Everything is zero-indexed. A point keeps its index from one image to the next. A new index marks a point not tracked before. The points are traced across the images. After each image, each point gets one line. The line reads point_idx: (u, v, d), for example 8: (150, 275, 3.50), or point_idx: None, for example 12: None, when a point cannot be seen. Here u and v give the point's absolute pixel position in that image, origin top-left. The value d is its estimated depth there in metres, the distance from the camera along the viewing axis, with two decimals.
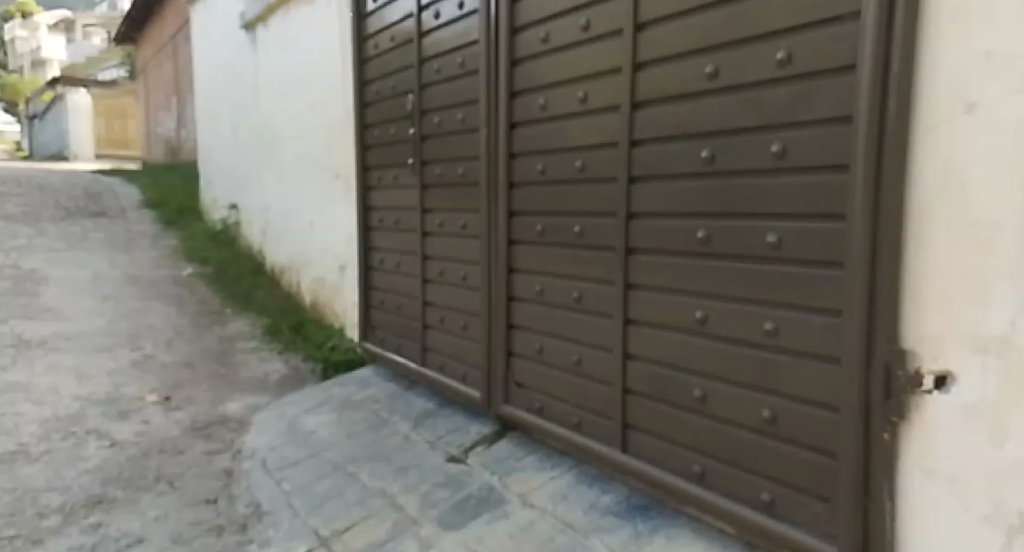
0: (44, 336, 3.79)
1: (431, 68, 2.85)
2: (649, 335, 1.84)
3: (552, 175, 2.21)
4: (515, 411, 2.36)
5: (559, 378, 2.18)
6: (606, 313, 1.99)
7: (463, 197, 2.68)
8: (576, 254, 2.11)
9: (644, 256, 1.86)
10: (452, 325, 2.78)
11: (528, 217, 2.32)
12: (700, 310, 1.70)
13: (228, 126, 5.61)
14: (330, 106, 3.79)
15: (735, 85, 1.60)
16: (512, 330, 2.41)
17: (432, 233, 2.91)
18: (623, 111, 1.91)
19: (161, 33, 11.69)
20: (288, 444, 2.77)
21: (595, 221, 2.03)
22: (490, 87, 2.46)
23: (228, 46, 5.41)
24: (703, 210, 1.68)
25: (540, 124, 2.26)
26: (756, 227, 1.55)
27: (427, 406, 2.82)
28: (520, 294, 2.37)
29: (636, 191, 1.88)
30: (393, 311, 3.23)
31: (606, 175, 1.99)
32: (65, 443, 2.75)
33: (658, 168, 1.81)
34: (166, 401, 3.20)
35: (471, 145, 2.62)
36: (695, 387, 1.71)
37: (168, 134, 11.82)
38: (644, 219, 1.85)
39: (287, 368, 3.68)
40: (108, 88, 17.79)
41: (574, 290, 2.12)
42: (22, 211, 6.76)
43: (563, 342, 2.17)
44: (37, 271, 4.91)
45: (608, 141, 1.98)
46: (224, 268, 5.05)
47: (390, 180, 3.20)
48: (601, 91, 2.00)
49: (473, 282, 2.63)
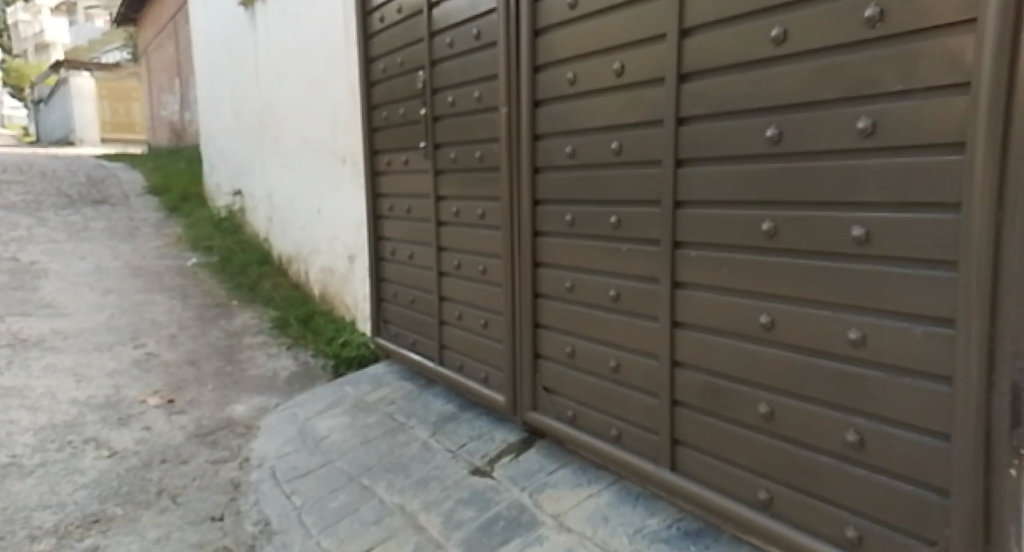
0: (42, 334, 3.61)
1: (443, 42, 2.60)
2: (703, 341, 1.62)
3: (583, 158, 1.97)
4: (544, 419, 2.15)
5: (594, 384, 1.97)
6: (649, 315, 1.77)
7: (482, 184, 2.44)
8: (613, 248, 1.88)
9: (695, 250, 1.63)
10: (471, 323, 2.57)
11: (555, 205, 2.09)
12: (765, 314, 1.47)
13: (229, 110, 5.38)
14: (334, 87, 3.55)
15: (809, 50, 1.36)
16: (539, 331, 2.19)
17: (447, 223, 2.69)
18: (668, 83, 1.67)
19: (162, 15, 11.44)
20: (298, 452, 2.58)
21: (635, 210, 1.80)
22: (510, 61, 2.21)
23: (226, 25, 5.16)
24: (769, 198, 1.45)
25: (567, 101, 2.02)
26: (839, 218, 1.32)
27: (446, 409, 2.62)
28: (547, 291, 2.15)
29: (685, 175, 1.64)
30: (407, 306, 3.02)
31: (647, 157, 1.75)
32: (61, 454, 2.57)
33: (712, 149, 1.57)
34: (169, 404, 3.01)
35: (490, 126, 2.38)
36: (760, 403, 1.50)
37: (172, 117, 11.61)
38: (694, 208, 1.62)
39: (296, 364, 3.49)
40: (110, 71, 17.53)
41: (611, 288, 1.90)
42: (24, 200, 6.59)
43: (597, 344, 1.95)
44: (36, 263, 4.73)
45: (650, 119, 1.74)
46: (231, 257, 4.85)
47: (400, 164, 2.97)
48: (640, 61, 1.76)
49: (495, 276, 2.41)
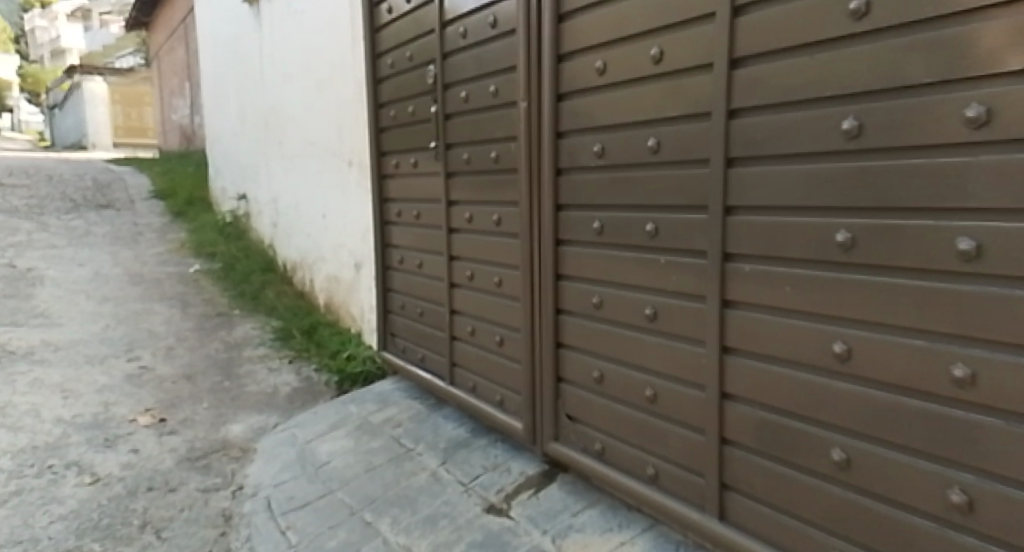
0: (31, 347, 3.42)
1: (456, 32, 2.38)
2: (758, 371, 1.39)
3: (613, 157, 1.74)
4: (567, 450, 1.92)
5: (626, 415, 1.73)
6: (693, 338, 1.54)
7: (498, 187, 2.22)
8: (648, 260, 1.65)
9: (750, 264, 1.40)
10: (485, 339, 2.34)
11: (580, 211, 1.87)
12: (840, 342, 1.24)
13: (234, 111, 5.20)
14: (341, 85, 3.35)
15: (899, 23, 1.12)
16: (561, 351, 1.96)
17: (459, 230, 2.46)
18: (717, 69, 1.43)
19: (173, 18, 11.36)
20: (296, 479, 2.36)
21: (675, 216, 1.57)
22: (530, 51, 1.98)
23: (232, 23, 4.99)
24: (844, 202, 1.22)
25: (595, 94, 1.79)
26: (938, 228, 1.09)
27: (457, 433, 2.40)
28: (571, 306, 1.92)
29: (738, 175, 1.41)
30: (415, 318, 2.80)
31: (691, 155, 1.52)
32: (39, 480, 2.36)
33: (772, 145, 1.34)
34: (160, 424, 2.80)
35: (507, 123, 2.16)
36: (833, 448, 1.27)
37: (182, 121, 11.51)
38: (749, 214, 1.40)
39: (298, 379, 3.27)
40: (125, 75, 17.51)
41: (646, 306, 1.66)
42: (27, 204, 6.44)
43: (629, 370, 1.72)
44: (33, 270, 4.55)
45: (694, 111, 1.51)
46: (234, 265, 4.65)
47: (409, 166, 2.76)
48: (681, 46, 1.52)
49: (512, 289, 2.19)
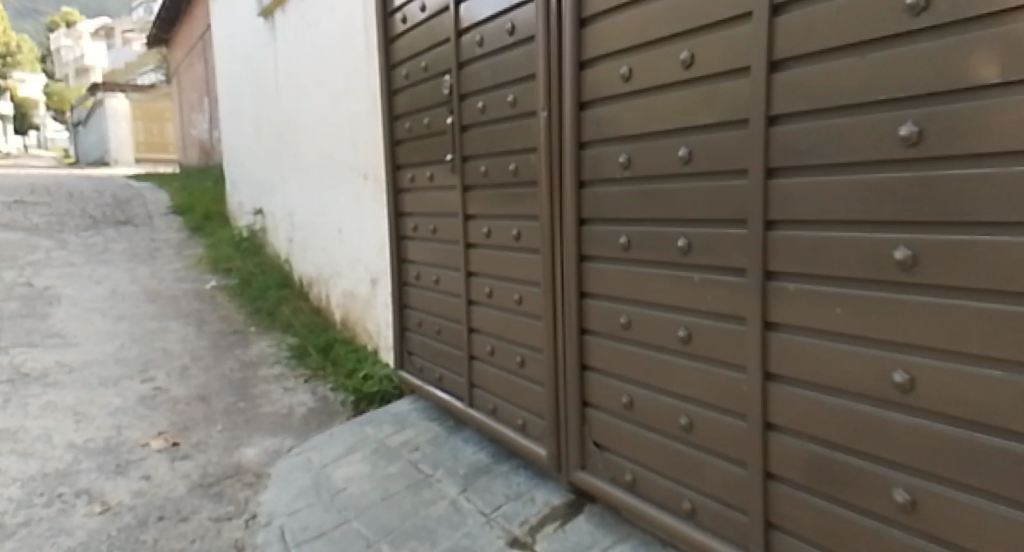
0: (45, 368, 3.37)
1: (471, 41, 2.29)
2: (804, 399, 1.28)
3: (640, 168, 1.64)
4: (595, 480, 1.81)
5: (658, 444, 1.62)
6: (732, 363, 1.42)
7: (517, 201, 2.12)
8: (681, 277, 1.54)
9: (794, 282, 1.29)
10: (505, 360, 2.24)
11: (605, 225, 1.76)
12: (900, 371, 1.12)
13: (250, 126, 5.16)
14: (355, 97, 3.27)
15: (965, 17, 1.01)
16: (586, 374, 1.85)
17: (477, 245, 2.37)
18: (755, 73, 1.32)
19: (192, 34, 11.45)
20: (311, 507, 2.26)
21: (710, 230, 1.46)
22: (550, 59, 1.88)
23: (247, 37, 4.95)
24: (903, 215, 1.10)
25: (620, 102, 1.68)
26: (1015, 245, 0.97)
27: (478, 458, 2.30)
28: (596, 327, 1.81)
29: (779, 187, 1.30)
30: (432, 336, 2.71)
31: (727, 165, 1.41)
32: (48, 510, 2.28)
33: (817, 153, 1.23)
34: (173, 448, 2.73)
35: (525, 134, 2.06)
36: (895, 488, 1.15)
37: (201, 136, 11.59)
38: (792, 229, 1.28)
39: (314, 398, 3.19)
40: (147, 92, 17.74)
41: (679, 327, 1.55)
42: (47, 221, 6.47)
43: (661, 396, 1.61)
44: (50, 289, 4.53)
45: (729, 118, 1.39)
46: (250, 281, 4.59)
47: (424, 179, 2.67)
48: (714, 49, 1.42)
49: (534, 307, 2.08)
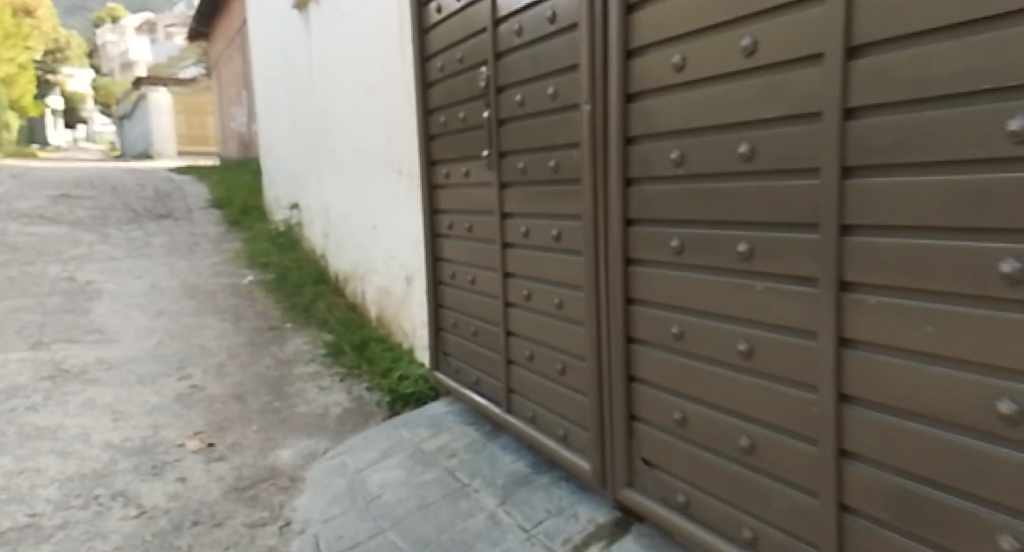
0: (85, 365, 3.38)
1: (509, 30, 2.17)
2: (887, 426, 1.15)
3: (694, 166, 1.51)
4: (644, 499, 1.70)
5: (716, 464, 1.50)
6: (801, 383, 1.29)
7: (558, 199, 2.00)
8: (741, 286, 1.41)
9: (874, 295, 1.16)
10: (545, 365, 2.13)
11: (654, 227, 1.63)
12: (1005, 401, 0.98)
13: (286, 119, 5.13)
14: (389, 90, 3.19)
15: None
16: (634, 386, 1.73)
17: (514, 245, 2.26)
18: (829, 62, 1.18)
19: (230, 28, 11.54)
20: (346, 514, 2.20)
21: (776, 235, 1.32)
22: (594, 48, 1.75)
23: (281, 30, 4.91)
24: (1010, 223, 0.96)
25: (672, 94, 1.55)
26: None
27: (517, 466, 2.21)
28: (644, 336, 1.69)
29: (857, 188, 1.16)
30: (469, 338, 2.62)
31: (795, 164, 1.27)
32: (85, 512, 2.26)
33: (903, 151, 1.09)
34: (209, 449, 2.70)
35: (567, 129, 1.94)
36: (998, 533, 1.01)
37: (239, 128, 11.70)
38: (873, 236, 1.15)
39: (349, 398, 3.14)
40: (188, 85, 18.03)
41: (740, 340, 1.42)
42: (91, 215, 6.58)
43: (718, 414, 1.49)
44: (92, 283, 4.58)
45: (798, 111, 1.26)
46: (286, 276, 4.57)
47: (460, 175, 2.57)
48: (780, 34, 1.28)
49: (575, 312, 1.97)
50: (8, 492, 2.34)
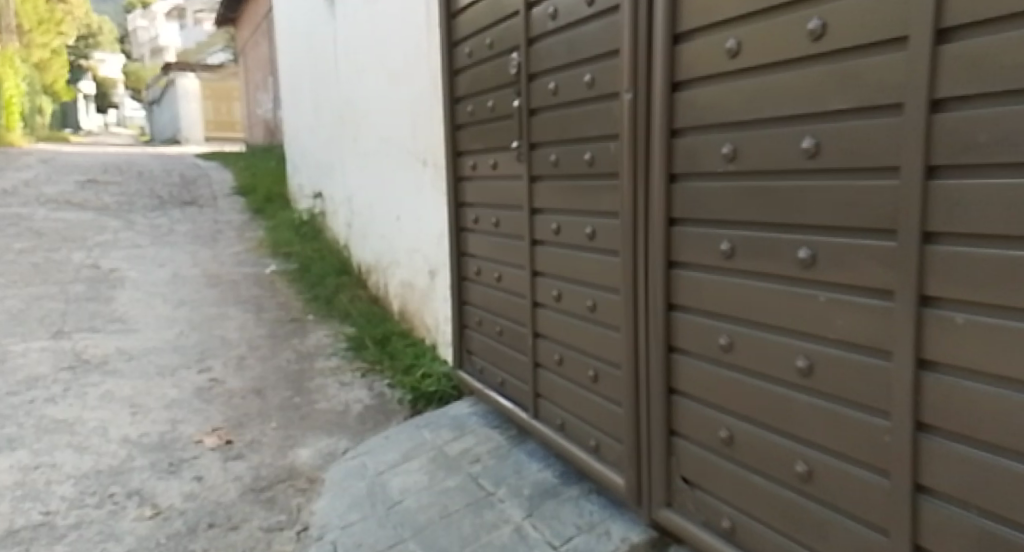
0: (105, 355, 3.34)
1: (544, 13, 2.03)
2: (973, 463, 1.01)
3: (749, 162, 1.37)
4: (683, 521, 1.59)
5: (765, 490, 1.38)
6: (871, 407, 1.16)
7: (594, 195, 1.87)
8: (801, 296, 1.27)
9: (963, 313, 1.01)
10: (575, 370, 2.01)
11: (700, 228, 1.50)
12: None
13: (310, 106, 5.05)
14: (415, 77, 3.07)
15: None
16: (674, 399, 1.61)
17: (544, 242, 2.14)
18: (914, 47, 1.03)
19: (256, 14, 11.50)
20: (365, 520, 2.11)
21: (844, 241, 1.18)
22: (638, 34, 1.62)
23: (306, 15, 4.81)
24: None
25: (725, 82, 1.41)
26: None
27: (544, 476, 2.10)
28: (687, 346, 1.56)
29: (944, 191, 1.02)
30: (494, 337, 2.51)
31: (869, 163, 1.12)
32: (99, 511, 2.20)
33: (1005, 150, 0.94)
34: (227, 447, 2.63)
35: (605, 120, 1.80)
36: None
37: (265, 115, 11.67)
38: (963, 246, 1.00)
39: (370, 395, 3.05)
40: (215, 71, 18.10)
41: (798, 356, 1.29)
42: (117, 201, 6.58)
43: (770, 435, 1.36)
44: (115, 271, 4.55)
45: (875, 102, 1.11)
46: (309, 266, 4.50)
47: (487, 167, 2.45)
48: (855, 16, 1.13)
49: (610, 316, 1.84)
50: (22, 489, 2.29)
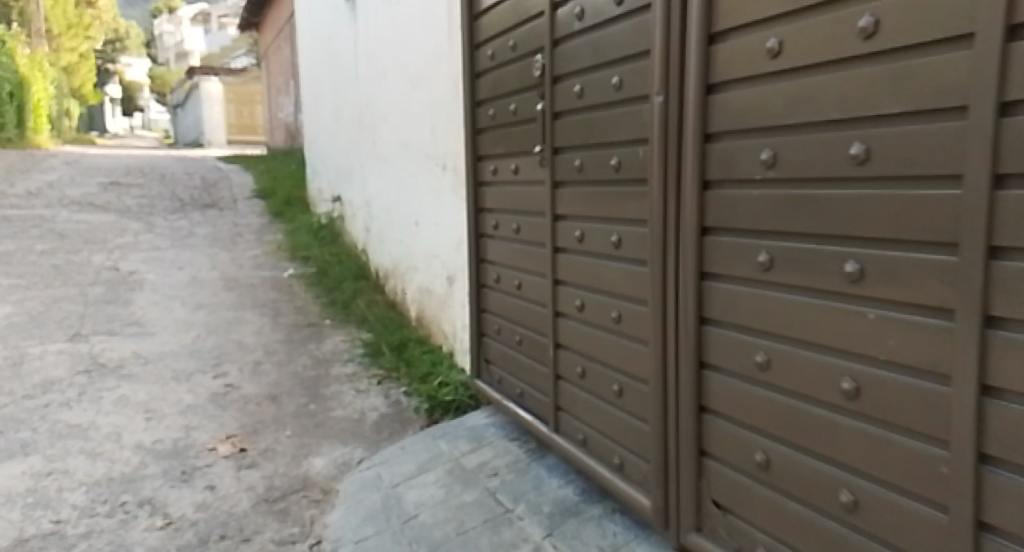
0: (122, 359, 3.32)
1: (569, 13, 1.96)
2: None
3: (789, 169, 1.28)
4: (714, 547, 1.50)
5: (805, 519, 1.29)
6: (926, 435, 1.07)
7: (620, 203, 1.79)
8: (847, 313, 1.18)
9: None
10: (598, 383, 1.94)
11: (736, 238, 1.42)
12: None
13: (330, 110, 5.02)
14: (435, 80, 3.02)
15: None
16: (705, 418, 1.52)
17: (567, 250, 2.06)
18: (980, 44, 0.95)
19: (279, 18, 11.56)
20: (379, 535, 2.04)
21: (897, 254, 1.09)
22: (671, 34, 1.54)
23: (327, 19, 4.78)
24: None
25: (766, 83, 1.33)
26: None
27: (565, 492, 2.02)
28: (720, 362, 1.48)
29: (1014, 201, 0.92)
30: (513, 347, 2.43)
31: (927, 169, 1.04)
32: (110, 521, 2.16)
33: None
34: (240, 455, 2.58)
35: (633, 124, 1.73)
36: None
37: (287, 118, 11.72)
38: None
39: (386, 402, 2.99)
40: (238, 75, 18.27)
41: (843, 377, 1.20)
42: (139, 204, 6.61)
43: (811, 460, 1.27)
44: (134, 274, 4.55)
45: (934, 105, 1.02)
46: (327, 270, 4.46)
47: (508, 172, 2.38)
48: (912, 12, 1.04)
49: (636, 329, 1.76)
50: (34, 496, 2.26)
